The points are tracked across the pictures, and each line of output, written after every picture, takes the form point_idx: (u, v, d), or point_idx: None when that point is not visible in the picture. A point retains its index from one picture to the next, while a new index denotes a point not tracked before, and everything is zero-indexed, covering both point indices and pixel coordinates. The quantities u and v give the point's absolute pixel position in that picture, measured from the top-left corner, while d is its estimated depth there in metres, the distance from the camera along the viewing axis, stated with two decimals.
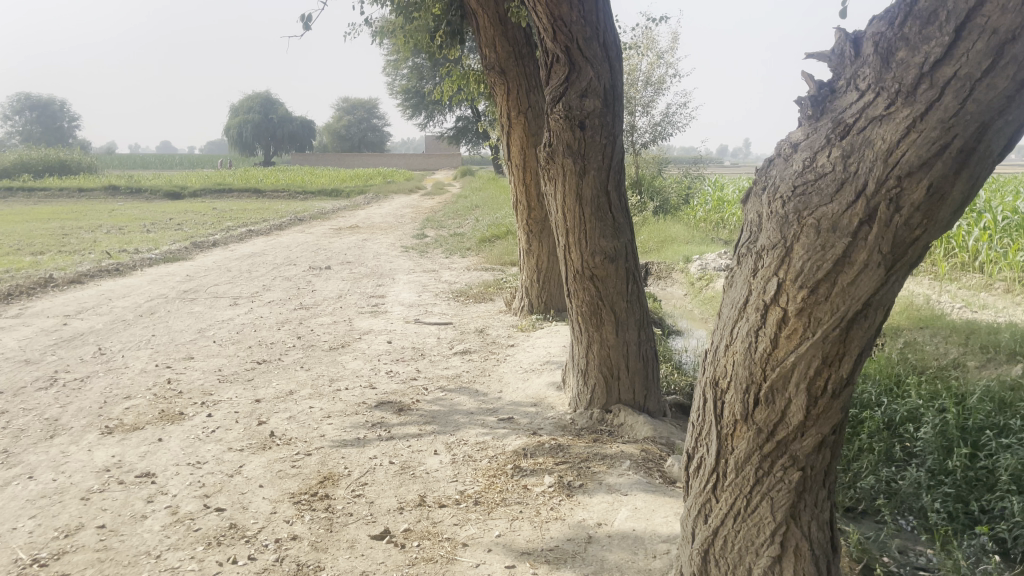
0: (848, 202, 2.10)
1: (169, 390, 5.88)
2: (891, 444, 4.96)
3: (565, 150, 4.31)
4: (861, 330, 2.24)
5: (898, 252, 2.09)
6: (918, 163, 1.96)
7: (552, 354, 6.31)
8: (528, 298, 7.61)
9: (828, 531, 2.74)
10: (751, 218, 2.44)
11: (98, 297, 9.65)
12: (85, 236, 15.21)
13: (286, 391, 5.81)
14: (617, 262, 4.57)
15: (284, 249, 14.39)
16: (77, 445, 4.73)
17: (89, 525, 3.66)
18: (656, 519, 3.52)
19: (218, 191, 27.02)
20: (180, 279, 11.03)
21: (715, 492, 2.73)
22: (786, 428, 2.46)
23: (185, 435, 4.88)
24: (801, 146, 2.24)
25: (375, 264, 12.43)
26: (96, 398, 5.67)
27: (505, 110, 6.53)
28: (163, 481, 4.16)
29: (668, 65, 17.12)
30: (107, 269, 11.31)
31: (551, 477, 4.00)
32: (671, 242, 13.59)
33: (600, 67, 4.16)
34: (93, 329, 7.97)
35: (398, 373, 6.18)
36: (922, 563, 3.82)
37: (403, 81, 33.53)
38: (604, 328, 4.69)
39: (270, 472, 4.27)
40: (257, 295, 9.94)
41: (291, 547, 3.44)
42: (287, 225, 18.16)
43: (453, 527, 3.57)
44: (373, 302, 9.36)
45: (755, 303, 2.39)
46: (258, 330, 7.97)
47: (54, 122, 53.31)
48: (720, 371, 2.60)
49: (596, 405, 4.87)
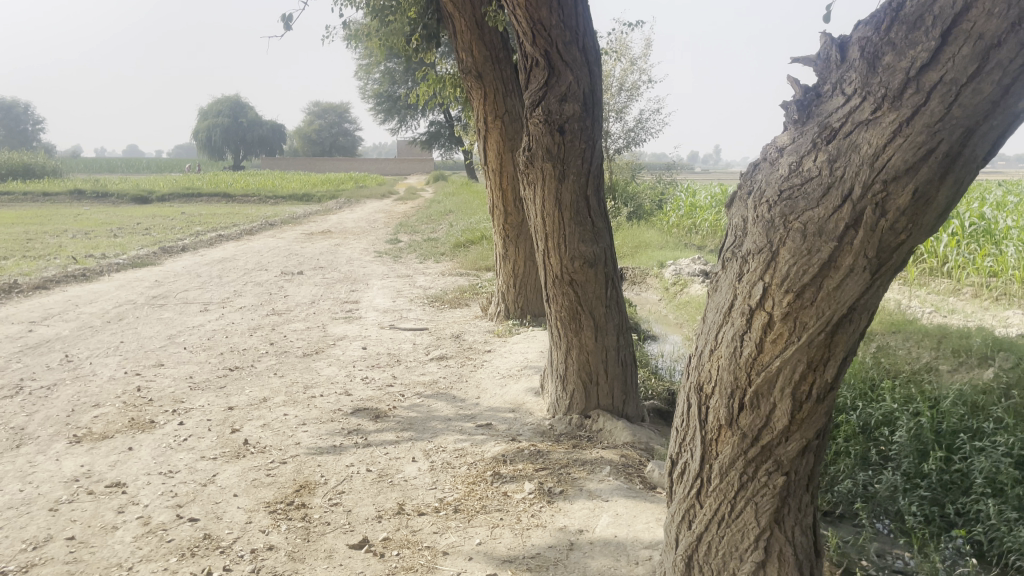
0: (834, 207, 2.10)
1: (139, 397, 5.76)
2: (867, 448, 5.01)
3: (545, 155, 4.29)
4: (846, 335, 2.24)
5: (883, 257, 2.10)
6: (904, 168, 1.97)
7: (530, 360, 6.28)
8: (505, 303, 7.58)
9: (811, 536, 2.74)
10: (736, 223, 2.44)
11: (64, 303, 9.46)
12: (50, 241, 14.93)
13: (260, 398, 5.72)
14: (596, 267, 4.55)
15: (256, 254, 14.22)
16: (44, 454, 4.61)
17: (58, 537, 3.56)
18: (638, 525, 3.50)
19: (187, 196, 26.70)
20: (149, 285, 10.85)
21: (699, 497, 2.71)
22: (770, 433, 2.45)
23: (157, 443, 4.78)
24: (787, 150, 2.24)
25: (348, 270, 12.33)
26: (63, 406, 5.54)
27: (482, 114, 6.50)
28: (135, 491, 4.07)
29: (641, 71, 17.22)
30: (73, 274, 11.11)
31: (531, 484, 3.97)
32: (646, 248, 13.65)
33: (580, 71, 4.14)
34: (59, 336, 7.80)
35: (374, 379, 6.12)
36: (900, 566, 3.86)
37: (376, 85, 33.37)
38: (583, 333, 4.67)
39: (244, 481, 4.19)
40: (228, 301, 9.81)
41: (268, 557, 3.38)
42: (258, 230, 17.96)
43: (433, 535, 3.53)
44: (347, 307, 9.27)
45: (740, 308, 2.38)
46: (230, 336, 7.86)
47: (18, 125, 52.42)
48: (704, 376, 2.59)
49: (575, 410, 4.85)
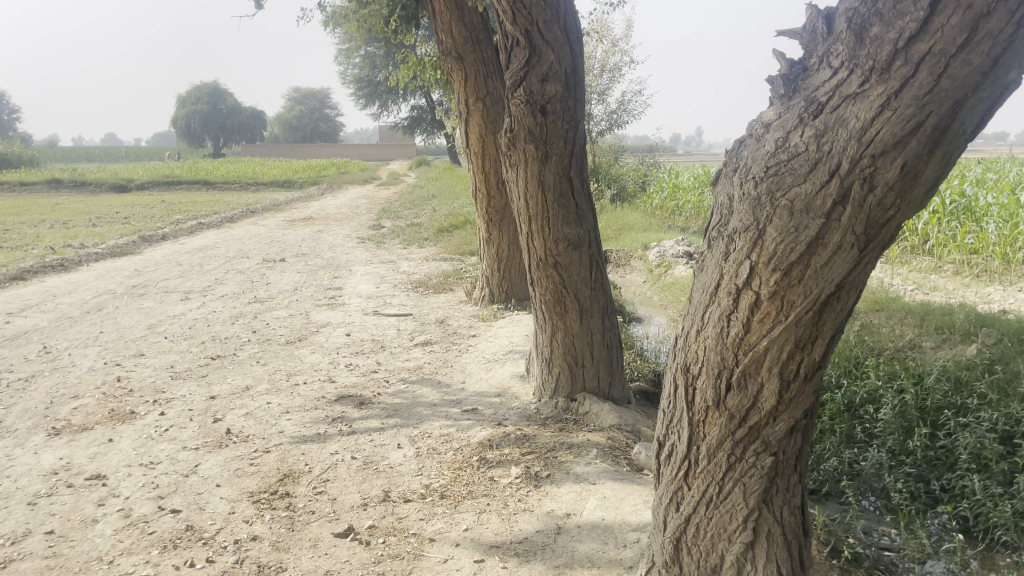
0: (821, 183, 2.06)
1: (119, 388, 5.68)
2: (852, 425, 5.01)
3: (527, 136, 4.23)
4: (834, 313, 2.22)
5: (871, 233, 2.07)
6: (892, 142, 1.93)
7: (515, 344, 6.24)
8: (489, 287, 7.53)
9: (800, 515, 2.72)
10: (722, 201, 2.40)
11: (42, 294, 9.32)
12: (27, 231, 14.71)
13: (242, 386, 5.65)
14: (581, 249, 4.51)
15: (237, 241, 14.07)
16: (22, 448, 4.53)
17: (37, 532, 3.49)
18: (625, 507, 3.48)
19: (166, 184, 26.42)
20: (128, 274, 10.71)
21: (686, 480, 2.69)
22: (758, 413, 2.43)
23: (137, 435, 4.71)
24: (774, 126, 2.20)
25: (330, 256, 12.22)
26: (42, 398, 5.45)
27: (462, 96, 6.42)
28: (115, 483, 4.00)
29: (623, 52, 17.12)
30: (51, 265, 10.94)
31: (518, 468, 3.94)
32: (630, 230, 13.63)
33: (561, 51, 4.08)
34: (37, 327, 7.69)
35: (358, 366, 6.06)
36: (886, 543, 3.86)
37: (356, 70, 33.08)
38: (568, 316, 4.63)
39: (227, 471, 4.13)
40: (209, 289, 9.71)
41: (251, 547, 3.33)
42: (239, 218, 17.79)
43: (420, 522, 3.49)
44: (330, 294, 9.18)
45: (727, 287, 2.35)
46: (211, 324, 7.77)
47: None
48: (691, 357, 2.56)
49: (561, 393, 4.82)
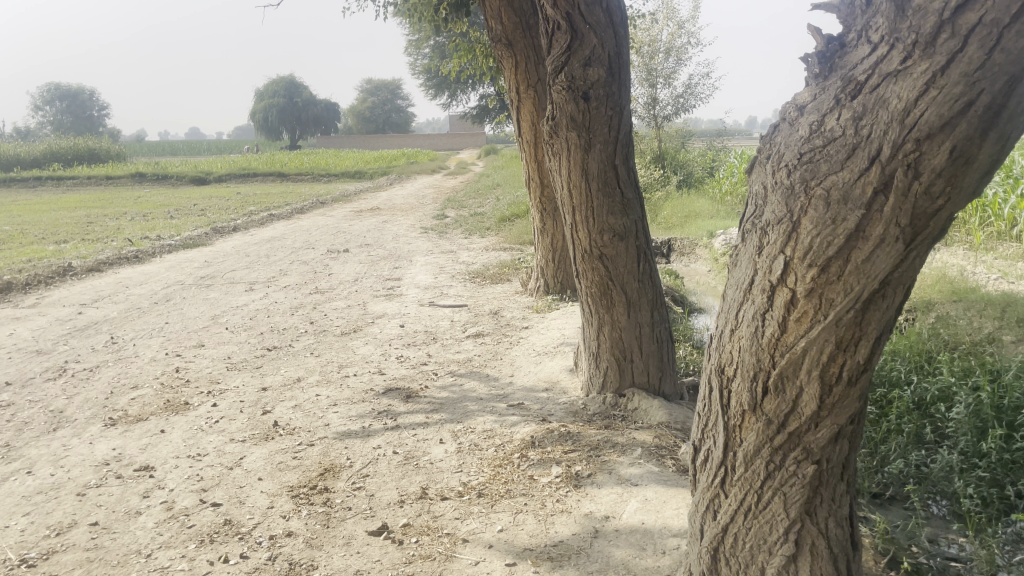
0: (860, 170, 1.88)
1: (177, 379, 5.79)
2: (922, 425, 4.71)
3: (569, 124, 4.08)
4: (879, 312, 2.03)
5: (919, 225, 1.87)
6: (938, 124, 1.74)
7: (567, 336, 6.12)
8: (544, 278, 7.43)
9: (848, 527, 2.53)
10: (756, 190, 2.23)
11: (115, 285, 9.61)
12: (109, 224, 15.24)
13: (294, 378, 5.69)
14: (627, 240, 4.36)
15: (304, 232, 14.29)
16: (79, 438, 4.65)
17: (82, 523, 3.56)
18: (667, 512, 3.33)
19: (243, 176, 27.06)
20: (198, 265, 10.97)
21: (723, 487, 2.53)
22: (797, 419, 2.25)
23: (189, 426, 4.77)
24: (809, 109, 2.02)
25: (393, 246, 12.28)
26: (103, 388, 5.60)
27: (513, 84, 6.28)
28: (162, 475, 4.06)
29: (690, 34, 16.70)
30: (127, 256, 11.30)
31: (559, 467, 3.83)
32: (696, 217, 13.28)
33: (605, 34, 3.90)
34: (108, 318, 7.92)
35: (409, 358, 6.03)
36: (953, 553, 3.59)
37: (425, 60, 33.27)
38: (615, 309, 4.49)
39: (270, 464, 4.14)
40: (274, 280, 9.85)
41: (285, 544, 3.31)
42: (309, 209, 18.08)
43: (455, 521, 3.42)
44: (389, 284, 9.21)
45: (761, 284, 2.18)
46: (271, 315, 7.88)
47: (82, 110, 54.12)
48: (726, 358, 2.40)
49: (610, 388, 4.68)
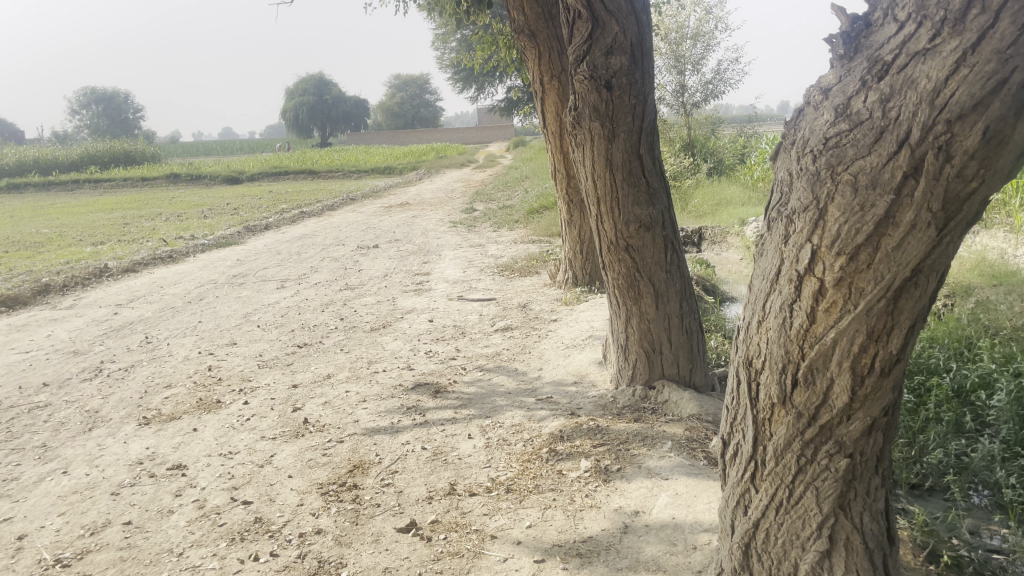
0: (888, 154, 1.81)
1: (209, 377, 5.85)
2: (962, 414, 4.58)
3: (592, 113, 4.02)
4: (911, 300, 1.96)
5: (952, 210, 1.80)
6: (970, 104, 1.67)
7: (596, 328, 6.07)
8: (572, 270, 7.39)
9: (884, 522, 2.45)
10: (781, 177, 2.16)
11: (150, 285, 9.74)
12: (144, 225, 15.44)
13: (324, 375, 5.71)
14: (653, 231, 4.30)
15: (335, 229, 14.37)
16: (114, 437, 4.71)
17: (116, 522, 3.60)
18: (698, 506, 3.28)
19: (274, 174, 27.29)
20: (230, 264, 11.07)
21: (754, 482, 2.48)
22: (829, 412, 2.19)
23: (220, 424, 4.81)
24: (834, 91, 1.95)
25: (422, 241, 12.28)
26: (137, 388, 5.66)
27: (537, 75, 6.22)
28: (194, 474, 4.09)
29: (718, 19, 16.49)
30: (161, 256, 11.44)
31: (588, 461, 3.79)
32: (727, 205, 13.11)
33: (626, 21, 3.84)
34: (143, 317, 8.03)
35: (437, 353, 6.03)
36: (995, 545, 3.48)
37: (452, 54, 33.29)
38: (643, 301, 4.43)
39: (300, 461, 4.16)
40: (304, 277, 9.92)
41: (315, 541, 3.32)
42: (339, 205, 18.17)
43: (483, 517, 3.40)
44: (418, 279, 9.21)
45: (789, 274, 2.12)
46: (302, 312, 7.93)
47: (117, 113, 55.03)
48: (753, 350, 2.35)
49: (639, 381, 4.63)
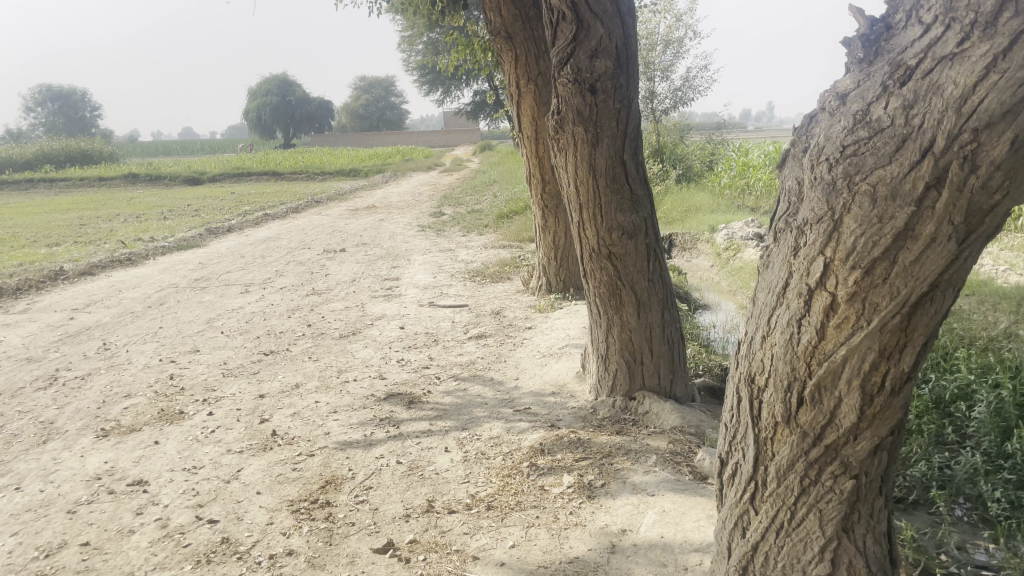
0: (910, 164, 1.72)
1: (171, 386, 5.61)
2: (942, 425, 4.54)
3: (576, 117, 3.90)
4: (926, 316, 1.87)
5: (974, 223, 1.71)
6: (1000, 111, 1.58)
7: (572, 336, 5.96)
8: (546, 276, 7.27)
9: (886, 544, 2.36)
10: (790, 186, 2.08)
11: (108, 289, 9.41)
12: (102, 226, 14.98)
13: (292, 384, 5.52)
14: (636, 239, 4.19)
15: (300, 232, 14.09)
16: (69, 451, 4.47)
17: (72, 543, 3.39)
18: (686, 524, 3.18)
19: (236, 176, 26.79)
20: (192, 267, 10.77)
21: (754, 503, 2.38)
22: (835, 432, 2.09)
23: (183, 437, 4.60)
24: (851, 97, 1.86)
25: (390, 245, 12.09)
26: (95, 398, 5.41)
27: (513, 78, 6.12)
28: (156, 490, 3.88)
29: (687, 27, 16.54)
30: (119, 259, 11.09)
31: (571, 476, 3.67)
32: (695, 212, 13.11)
33: (612, 24, 3.74)
34: (100, 323, 7.73)
35: (410, 361, 5.87)
36: (983, 560, 3.44)
37: (419, 57, 33.05)
38: (624, 310, 4.33)
39: (269, 477, 3.98)
40: (269, 281, 9.67)
41: (286, 564, 3.15)
42: (304, 208, 17.83)
43: (464, 536, 3.26)
44: (387, 285, 9.02)
45: (797, 288, 2.02)
46: (268, 318, 7.71)
47: (74, 112, 53.86)
48: (756, 366, 2.25)
49: (619, 392, 4.53)
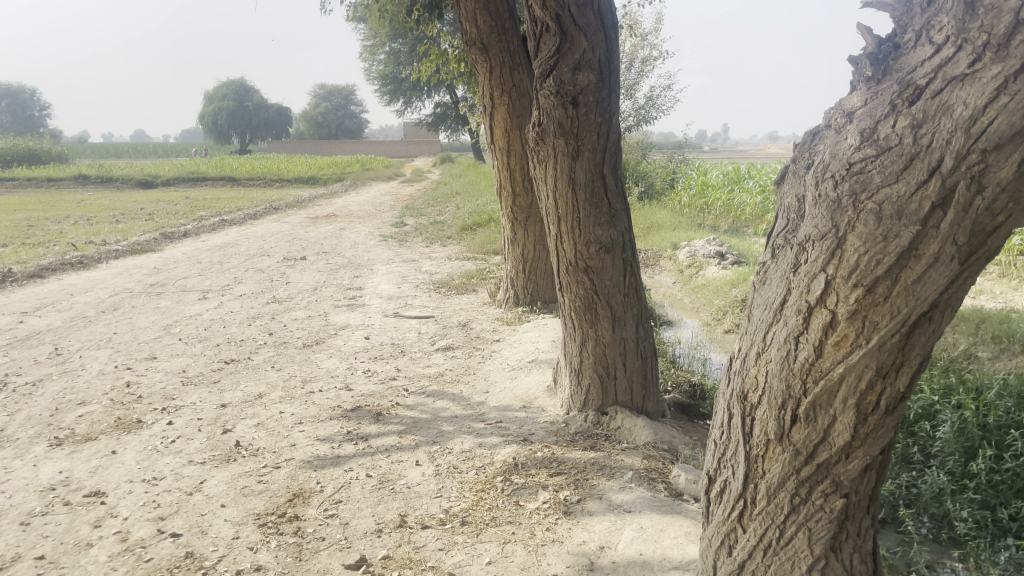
0: (917, 182, 1.72)
1: (128, 394, 5.43)
2: (908, 445, 4.60)
3: (556, 130, 3.88)
4: (924, 336, 1.87)
5: (975, 244, 1.72)
6: (1009, 132, 1.59)
7: (541, 350, 5.92)
8: (514, 289, 7.23)
9: (871, 563, 2.35)
10: (792, 203, 2.08)
11: (58, 293, 9.10)
12: (51, 228, 14.54)
13: (255, 394, 5.38)
14: (613, 253, 4.18)
15: (258, 239, 13.86)
16: (21, 460, 4.28)
17: (26, 557, 3.23)
18: (665, 541, 3.15)
19: (191, 180, 26.29)
20: (147, 272, 10.49)
21: (742, 521, 2.36)
22: (828, 450, 2.08)
23: (142, 446, 4.44)
24: (858, 115, 1.87)
25: (352, 254, 11.95)
26: (47, 405, 5.21)
27: (486, 89, 6.11)
28: (115, 502, 3.73)
29: (653, 46, 16.78)
30: (70, 262, 10.75)
31: (546, 492, 3.63)
32: (658, 229, 13.23)
33: (595, 37, 3.74)
34: (51, 327, 7.46)
35: (376, 372, 5.77)
36: None
37: (381, 66, 32.74)
38: (599, 324, 4.31)
39: (234, 489, 3.85)
40: (228, 288, 9.47)
41: None
42: (262, 215, 17.55)
43: (438, 552, 3.19)
44: (350, 294, 8.89)
45: (796, 305, 2.01)
46: (227, 325, 7.53)
47: (24, 110, 52.45)
48: (750, 383, 2.24)
49: (592, 407, 4.51)
